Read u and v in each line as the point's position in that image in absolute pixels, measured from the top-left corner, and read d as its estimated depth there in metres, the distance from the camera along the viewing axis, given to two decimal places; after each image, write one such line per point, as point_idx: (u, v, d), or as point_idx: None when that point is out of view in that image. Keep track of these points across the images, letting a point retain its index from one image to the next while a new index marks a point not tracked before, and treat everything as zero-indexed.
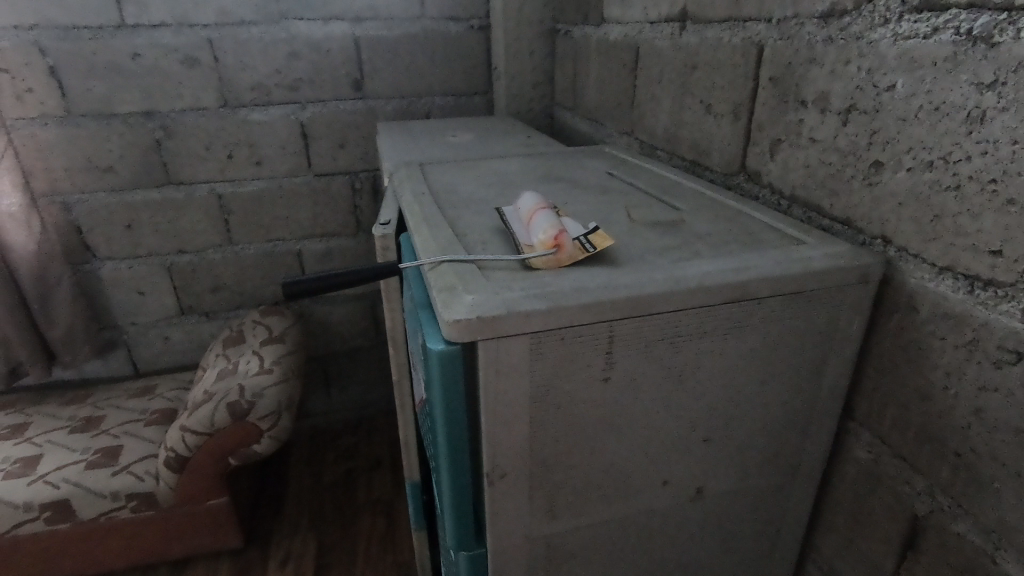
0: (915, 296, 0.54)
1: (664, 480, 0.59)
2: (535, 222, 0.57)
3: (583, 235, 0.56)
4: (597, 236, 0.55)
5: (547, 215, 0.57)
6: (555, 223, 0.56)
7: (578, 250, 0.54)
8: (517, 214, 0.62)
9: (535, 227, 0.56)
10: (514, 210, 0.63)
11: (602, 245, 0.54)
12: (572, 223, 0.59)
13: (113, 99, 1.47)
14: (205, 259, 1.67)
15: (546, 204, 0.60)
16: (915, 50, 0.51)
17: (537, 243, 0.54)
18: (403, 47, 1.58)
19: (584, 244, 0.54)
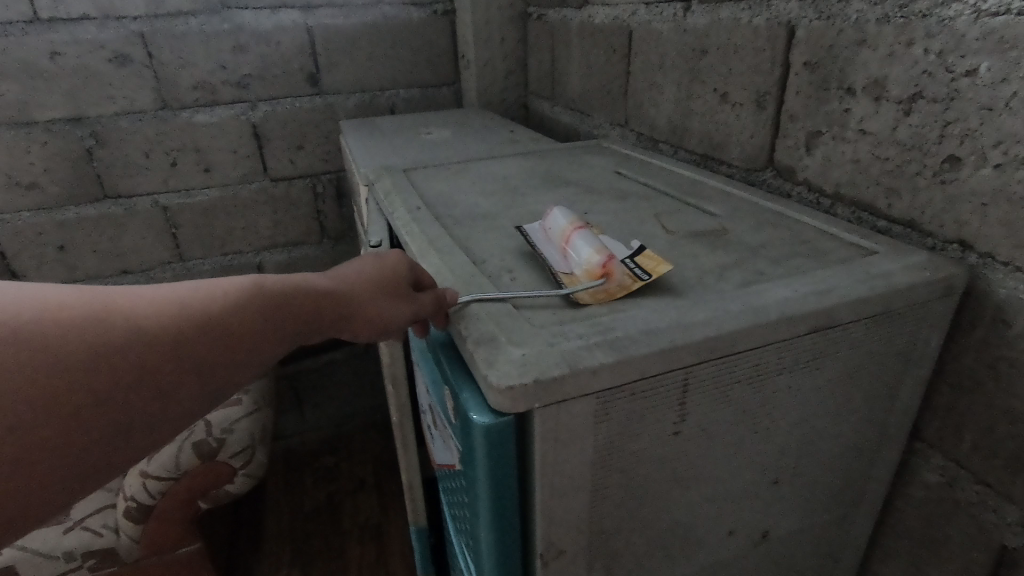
0: (1005, 308, 0.48)
1: (730, 529, 0.52)
2: (574, 244, 0.49)
3: (632, 259, 0.47)
4: (648, 258, 0.47)
5: (586, 235, 0.49)
6: (597, 245, 0.48)
7: (629, 279, 0.45)
8: (544, 231, 0.54)
9: (574, 251, 0.48)
10: (538, 227, 0.55)
11: (657, 270, 0.46)
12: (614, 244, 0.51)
13: (31, 105, 1.28)
14: (153, 279, 1.51)
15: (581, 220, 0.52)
16: (1005, 28, 0.44)
17: (582, 270, 0.47)
18: (361, 36, 1.44)
19: (636, 271, 0.46)
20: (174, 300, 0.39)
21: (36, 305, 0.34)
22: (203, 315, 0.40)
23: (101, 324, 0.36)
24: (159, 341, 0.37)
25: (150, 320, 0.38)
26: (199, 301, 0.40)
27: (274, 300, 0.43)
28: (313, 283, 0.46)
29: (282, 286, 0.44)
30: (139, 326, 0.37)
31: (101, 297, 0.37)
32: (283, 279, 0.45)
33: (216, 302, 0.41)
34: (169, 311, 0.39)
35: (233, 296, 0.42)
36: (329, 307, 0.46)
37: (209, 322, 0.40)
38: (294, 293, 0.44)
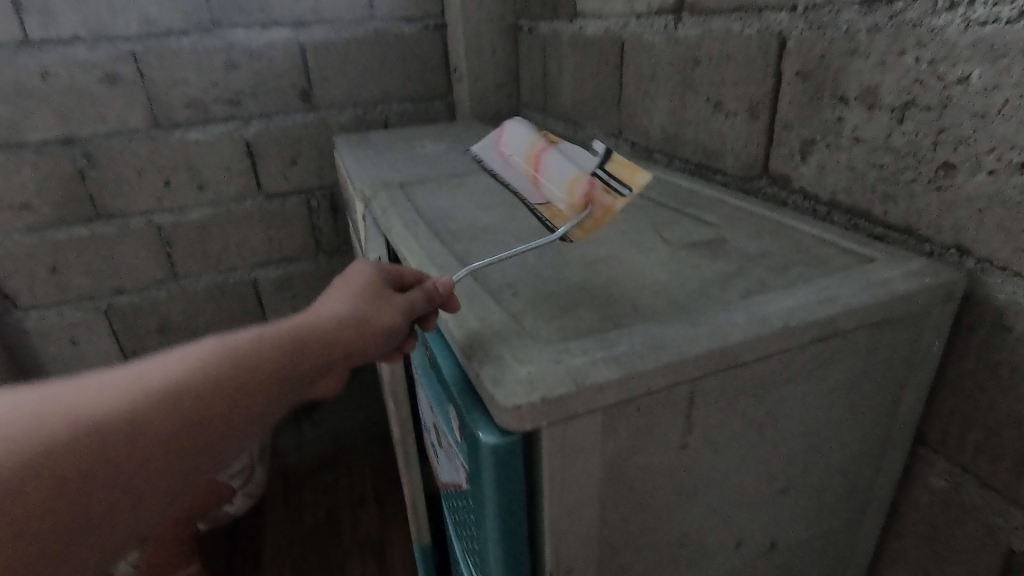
0: (1005, 312, 0.48)
1: (737, 541, 0.52)
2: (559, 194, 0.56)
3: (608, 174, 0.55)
4: (613, 163, 0.54)
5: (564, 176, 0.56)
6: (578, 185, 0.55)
7: (608, 194, 0.53)
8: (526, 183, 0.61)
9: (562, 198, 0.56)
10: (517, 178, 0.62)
11: (634, 180, 0.51)
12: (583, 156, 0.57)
13: (23, 126, 1.28)
14: (148, 298, 1.50)
15: (550, 155, 0.59)
16: (995, 37, 0.45)
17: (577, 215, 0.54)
18: (353, 51, 1.44)
19: (614, 184, 0.53)
20: (136, 382, 0.36)
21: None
22: (169, 392, 0.36)
23: (51, 421, 0.33)
24: (120, 430, 0.34)
25: (108, 409, 0.34)
26: (163, 379, 0.37)
27: (265, 356, 0.40)
28: (294, 335, 0.42)
29: (273, 341, 0.41)
30: (96, 417, 0.34)
31: (52, 394, 0.34)
32: (260, 336, 0.41)
33: (184, 377, 0.37)
34: (130, 393, 0.35)
35: (202, 367, 0.38)
36: (317, 357, 0.42)
37: (178, 398, 0.36)
38: (286, 346, 0.42)
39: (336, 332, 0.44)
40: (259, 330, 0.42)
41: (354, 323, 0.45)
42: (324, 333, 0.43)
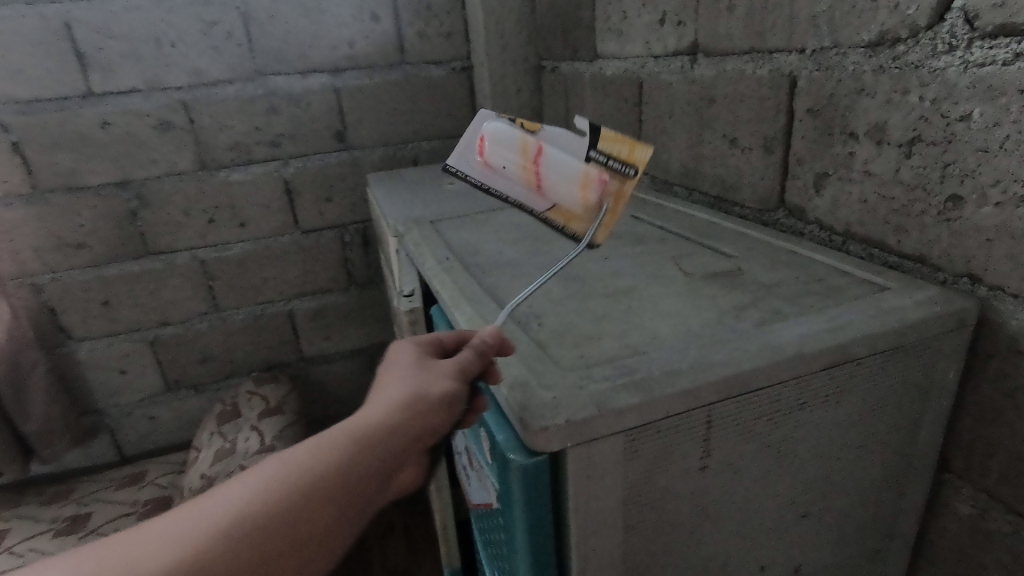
0: (1019, 339, 0.49)
1: (762, 565, 0.53)
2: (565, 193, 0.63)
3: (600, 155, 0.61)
4: (606, 142, 0.61)
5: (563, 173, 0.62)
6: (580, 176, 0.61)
7: (617, 180, 0.60)
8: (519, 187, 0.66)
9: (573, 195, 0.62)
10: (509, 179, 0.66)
11: (635, 156, 0.59)
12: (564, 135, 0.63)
13: (83, 171, 1.38)
14: (191, 329, 1.57)
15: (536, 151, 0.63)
16: (993, 78, 0.47)
17: (592, 206, 0.62)
18: (385, 94, 1.52)
19: (614, 164, 0.60)
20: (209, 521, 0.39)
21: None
22: (240, 527, 0.38)
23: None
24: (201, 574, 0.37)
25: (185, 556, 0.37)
26: (233, 515, 0.39)
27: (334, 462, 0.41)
28: (351, 438, 0.42)
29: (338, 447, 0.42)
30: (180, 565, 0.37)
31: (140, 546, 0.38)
32: (318, 448, 0.42)
33: (248, 510, 0.39)
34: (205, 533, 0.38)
35: (265, 495, 0.40)
36: (381, 454, 0.43)
37: (248, 533, 0.38)
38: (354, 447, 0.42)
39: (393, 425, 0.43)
40: (318, 441, 0.43)
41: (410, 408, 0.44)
42: (381, 428, 0.43)
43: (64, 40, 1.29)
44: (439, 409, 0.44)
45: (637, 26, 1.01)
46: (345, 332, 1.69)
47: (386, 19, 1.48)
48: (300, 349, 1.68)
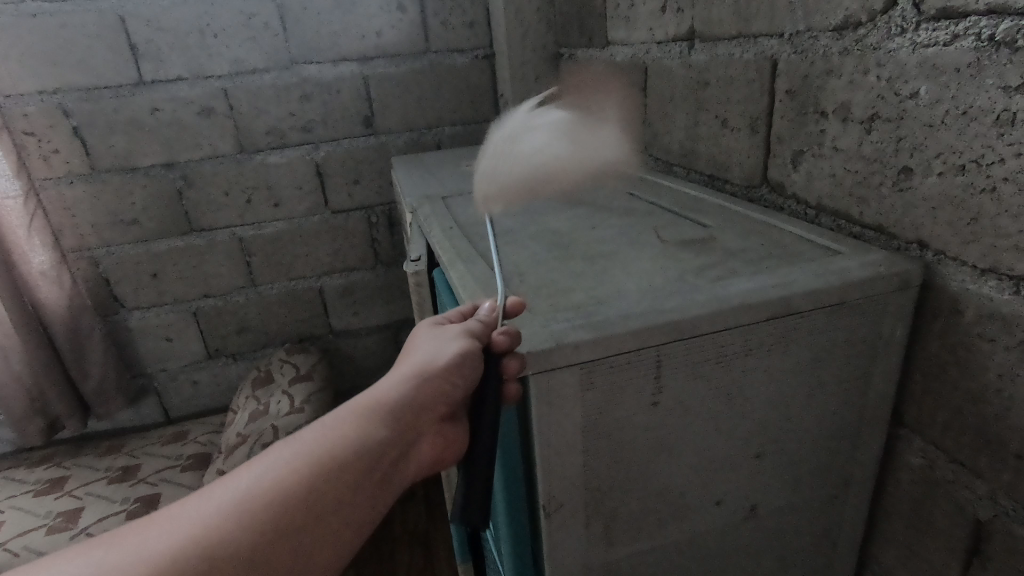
0: (958, 299, 0.54)
1: (717, 500, 0.59)
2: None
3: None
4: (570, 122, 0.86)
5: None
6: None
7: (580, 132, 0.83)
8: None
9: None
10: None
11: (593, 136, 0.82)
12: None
13: (135, 153, 1.51)
14: (230, 302, 1.70)
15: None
16: (936, 58, 0.52)
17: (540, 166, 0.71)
18: (410, 82, 1.61)
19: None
20: (240, 492, 0.46)
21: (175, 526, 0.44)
22: (268, 495, 0.46)
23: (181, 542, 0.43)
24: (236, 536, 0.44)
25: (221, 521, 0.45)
26: (262, 486, 0.47)
27: (356, 429, 0.50)
28: (363, 412, 0.51)
29: (357, 417, 0.50)
30: (216, 532, 0.44)
31: (182, 517, 0.45)
32: (337, 423, 0.50)
33: (282, 475, 0.47)
34: (239, 502, 0.46)
35: (298, 459, 0.48)
36: (391, 423, 0.51)
37: (276, 498, 0.46)
38: (372, 417, 0.51)
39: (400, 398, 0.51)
40: (337, 417, 0.51)
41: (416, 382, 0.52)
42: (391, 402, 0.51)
43: (120, 33, 1.41)
44: (442, 380, 0.52)
45: (643, 13, 1.05)
46: (371, 308, 1.79)
47: (412, 10, 1.55)
48: (329, 323, 1.79)
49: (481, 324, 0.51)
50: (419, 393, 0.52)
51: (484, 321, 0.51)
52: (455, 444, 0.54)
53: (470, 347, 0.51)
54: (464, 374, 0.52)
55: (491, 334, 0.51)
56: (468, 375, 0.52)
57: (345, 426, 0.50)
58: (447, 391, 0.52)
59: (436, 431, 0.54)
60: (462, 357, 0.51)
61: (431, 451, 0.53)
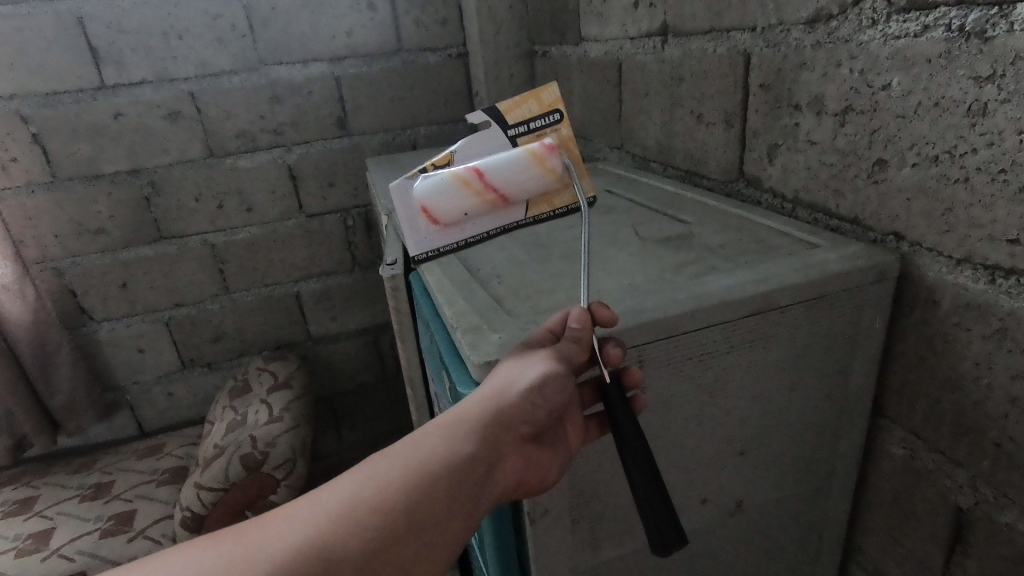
0: (935, 289, 0.54)
1: (703, 498, 0.58)
2: (529, 183, 0.59)
3: (434, 168, 0.60)
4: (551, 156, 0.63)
5: (511, 168, 0.57)
6: (465, 177, 0.58)
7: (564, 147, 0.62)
8: (435, 239, 0.61)
9: (535, 179, 0.59)
10: (425, 239, 0.60)
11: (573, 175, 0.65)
12: (476, 137, 0.61)
13: (99, 160, 1.46)
14: (203, 311, 1.65)
15: (468, 165, 0.58)
16: (907, 49, 0.52)
17: (563, 173, 0.60)
18: (383, 82, 1.58)
19: (536, 124, 0.61)
20: (318, 519, 0.43)
21: (287, 528, 0.42)
22: (365, 512, 0.43)
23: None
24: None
25: (303, 556, 0.41)
26: (367, 492, 0.44)
27: (450, 445, 0.45)
28: (446, 428, 0.46)
29: (450, 434, 0.45)
30: (327, 536, 0.42)
31: (298, 519, 0.43)
32: (432, 437, 0.46)
33: (386, 485, 0.44)
34: (320, 532, 0.42)
35: (400, 473, 0.44)
36: (479, 440, 0.45)
37: (362, 532, 0.42)
38: (463, 434, 0.45)
39: (482, 419, 0.45)
40: (432, 430, 0.46)
41: (499, 402, 0.44)
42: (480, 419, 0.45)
43: (79, 35, 1.36)
44: (526, 404, 0.45)
45: (616, 9, 1.05)
46: (350, 313, 1.77)
47: (383, 9, 1.53)
48: (307, 329, 1.75)
49: (568, 345, 0.45)
50: (501, 414, 0.45)
51: (574, 343, 0.45)
52: (541, 460, 0.48)
53: (557, 373, 0.44)
54: (549, 397, 0.45)
55: (576, 358, 0.45)
56: (558, 396, 0.45)
57: (443, 441, 0.45)
58: (531, 414, 0.45)
59: (521, 452, 0.47)
60: (548, 383, 0.44)
61: (513, 473, 0.47)
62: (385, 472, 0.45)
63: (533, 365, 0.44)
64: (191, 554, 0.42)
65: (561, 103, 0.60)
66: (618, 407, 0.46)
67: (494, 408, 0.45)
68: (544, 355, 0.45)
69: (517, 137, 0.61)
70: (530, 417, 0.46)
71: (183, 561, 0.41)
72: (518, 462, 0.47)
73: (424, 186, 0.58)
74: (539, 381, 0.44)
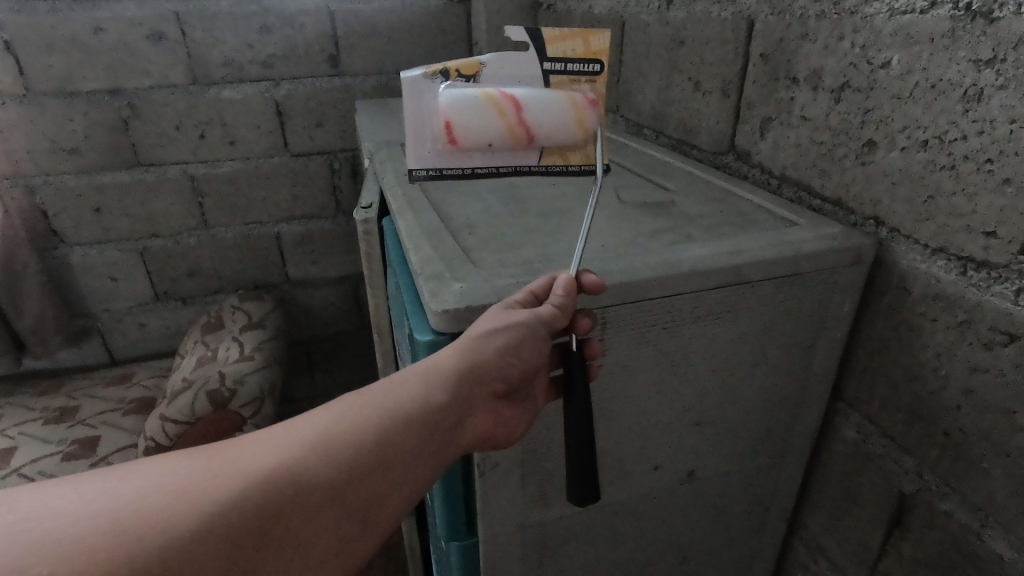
0: (907, 276, 0.53)
1: (656, 464, 0.59)
2: (555, 133, 0.64)
3: (461, 76, 0.65)
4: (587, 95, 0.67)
5: (537, 111, 0.62)
6: (499, 106, 0.63)
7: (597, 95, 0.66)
8: (447, 155, 0.69)
9: (556, 130, 0.64)
10: (437, 150, 0.69)
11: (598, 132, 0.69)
12: (513, 57, 0.65)
13: (75, 76, 1.40)
14: (180, 243, 1.62)
15: (506, 92, 0.63)
16: (911, 26, 0.50)
17: (592, 132, 0.66)
18: (380, 21, 1.52)
19: (573, 66, 0.65)
20: (285, 448, 0.40)
21: (251, 455, 0.39)
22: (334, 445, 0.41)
23: (224, 498, 0.36)
24: (283, 503, 0.38)
25: (268, 480, 0.38)
26: (338, 427, 0.42)
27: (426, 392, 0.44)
28: (423, 376, 0.45)
29: (427, 381, 0.45)
30: (292, 464, 0.39)
31: (263, 447, 0.40)
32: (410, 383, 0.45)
33: (358, 424, 0.42)
34: (290, 459, 0.39)
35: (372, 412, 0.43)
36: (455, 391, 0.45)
37: (332, 463, 0.40)
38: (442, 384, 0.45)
39: (459, 369, 0.44)
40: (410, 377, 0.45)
41: (477, 355, 0.44)
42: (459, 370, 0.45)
43: None
44: (505, 358, 0.45)
45: None
46: (330, 258, 1.74)
47: None
48: (286, 271, 1.73)
49: (551, 310, 0.44)
50: (479, 368, 0.45)
51: (556, 309, 0.44)
52: (511, 419, 0.48)
53: (536, 332, 0.45)
54: (525, 355, 0.46)
55: (557, 322, 0.45)
56: (533, 353, 0.46)
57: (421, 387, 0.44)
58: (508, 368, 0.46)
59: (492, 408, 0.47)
60: (526, 340, 0.45)
61: (481, 428, 0.47)
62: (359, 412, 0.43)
63: (512, 321, 0.44)
64: (148, 469, 0.38)
65: (605, 54, 0.64)
66: (578, 376, 0.47)
67: (470, 359, 0.44)
68: (524, 314, 0.45)
69: (550, 73, 0.65)
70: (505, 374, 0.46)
71: (136, 475, 0.38)
72: (488, 417, 0.47)
73: (457, 99, 0.63)
74: (517, 338, 0.44)
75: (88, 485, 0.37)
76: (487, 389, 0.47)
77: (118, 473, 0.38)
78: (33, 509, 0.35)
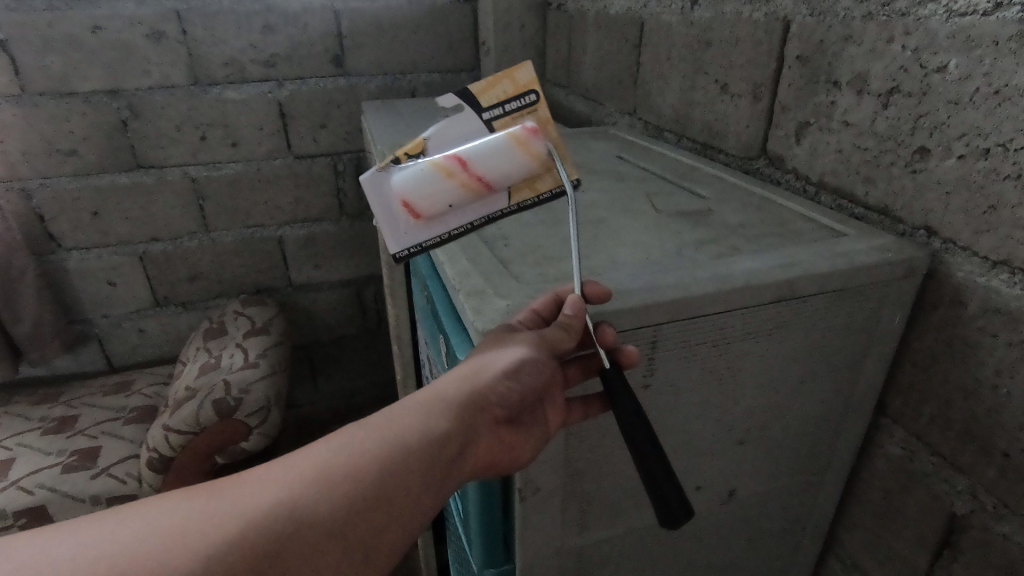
0: (962, 290, 0.51)
1: (697, 485, 0.56)
2: (512, 169, 0.51)
3: (407, 156, 0.53)
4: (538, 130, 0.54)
5: (491, 154, 0.50)
6: (446, 166, 0.50)
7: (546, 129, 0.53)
8: (413, 234, 0.52)
9: (520, 165, 0.51)
10: (404, 234, 0.52)
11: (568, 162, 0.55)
12: (452, 121, 0.54)
13: (73, 76, 1.36)
14: (181, 247, 1.58)
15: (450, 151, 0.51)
16: (972, 28, 0.48)
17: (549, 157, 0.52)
18: (386, 21, 1.49)
19: (511, 107, 0.54)
20: (286, 482, 0.38)
21: (251, 491, 0.37)
22: (337, 477, 0.38)
23: (226, 540, 0.34)
24: (280, 543, 0.35)
25: (270, 518, 0.36)
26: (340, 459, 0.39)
27: (427, 420, 0.42)
28: (424, 405, 0.43)
29: (427, 408, 0.43)
30: (297, 498, 0.37)
31: (265, 482, 0.38)
32: (413, 411, 0.42)
33: (361, 456, 0.40)
34: (292, 493, 0.37)
35: (375, 441, 0.40)
36: (456, 417, 0.43)
37: (335, 497, 0.38)
38: (442, 411, 0.43)
39: (461, 395, 0.43)
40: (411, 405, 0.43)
41: (478, 377, 0.43)
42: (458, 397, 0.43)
43: None
44: (506, 382, 0.44)
45: None
46: (334, 262, 1.71)
47: None
48: (289, 275, 1.70)
49: (557, 329, 0.43)
50: (480, 392, 0.44)
51: (563, 329, 0.43)
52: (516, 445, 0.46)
53: (538, 355, 0.43)
54: (527, 378, 0.44)
55: (559, 344, 0.44)
56: (535, 377, 0.44)
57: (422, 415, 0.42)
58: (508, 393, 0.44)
59: (494, 433, 0.45)
60: (528, 363, 0.43)
61: (484, 455, 0.44)
62: (360, 443, 0.40)
63: (513, 345, 0.43)
64: (149, 506, 0.36)
65: (536, 82, 0.53)
66: (619, 393, 0.43)
67: (472, 385, 0.43)
68: (527, 335, 0.43)
69: (491, 120, 0.54)
70: (505, 398, 0.44)
71: (137, 518, 0.35)
72: (492, 444, 0.44)
73: (404, 176, 0.50)
74: (519, 360, 0.43)
75: (84, 531, 0.34)
76: (489, 414, 0.45)
77: (113, 518, 0.35)
78: (30, 557, 0.33)
